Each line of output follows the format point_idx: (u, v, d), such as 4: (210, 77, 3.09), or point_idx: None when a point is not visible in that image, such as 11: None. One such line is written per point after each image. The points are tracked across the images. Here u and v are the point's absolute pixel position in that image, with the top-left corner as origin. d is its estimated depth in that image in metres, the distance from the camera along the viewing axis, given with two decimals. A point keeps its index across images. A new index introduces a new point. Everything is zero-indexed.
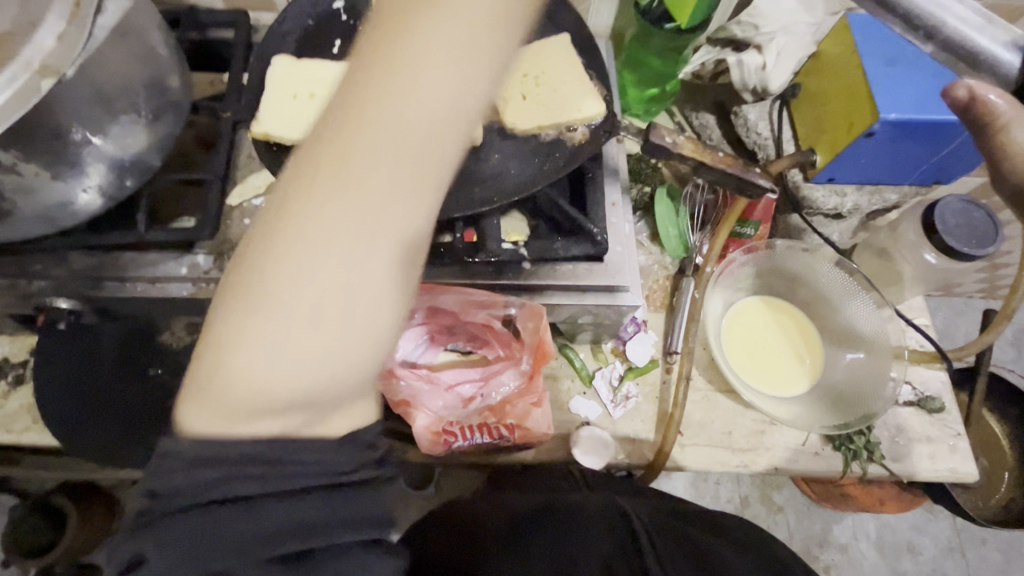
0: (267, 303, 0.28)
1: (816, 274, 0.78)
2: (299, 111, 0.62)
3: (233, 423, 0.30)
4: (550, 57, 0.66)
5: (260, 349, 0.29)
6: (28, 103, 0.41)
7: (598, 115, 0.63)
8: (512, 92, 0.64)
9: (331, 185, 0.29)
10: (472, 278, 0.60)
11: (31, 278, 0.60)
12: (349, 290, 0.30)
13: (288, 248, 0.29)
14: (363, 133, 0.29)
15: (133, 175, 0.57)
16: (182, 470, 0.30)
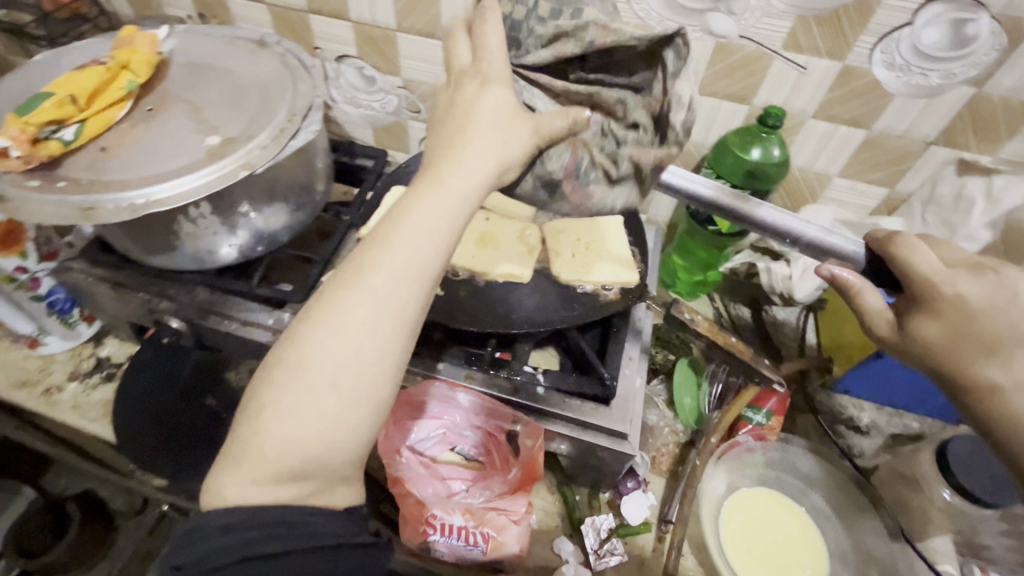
0: (309, 382, 0.42)
1: (823, 479, 0.79)
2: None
3: (260, 483, 0.41)
4: (605, 231, 0.81)
5: (302, 411, 0.42)
6: (226, 183, 0.60)
7: (630, 283, 0.74)
8: (565, 250, 0.79)
9: (347, 313, 0.43)
10: (491, 388, 0.69)
11: (162, 298, 0.77)
12: (358, 378, 0.43)
13: (330, 328, 0.43)
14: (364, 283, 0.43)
15: (264, 243, 0.75)
16: (213, 533, 0.40)
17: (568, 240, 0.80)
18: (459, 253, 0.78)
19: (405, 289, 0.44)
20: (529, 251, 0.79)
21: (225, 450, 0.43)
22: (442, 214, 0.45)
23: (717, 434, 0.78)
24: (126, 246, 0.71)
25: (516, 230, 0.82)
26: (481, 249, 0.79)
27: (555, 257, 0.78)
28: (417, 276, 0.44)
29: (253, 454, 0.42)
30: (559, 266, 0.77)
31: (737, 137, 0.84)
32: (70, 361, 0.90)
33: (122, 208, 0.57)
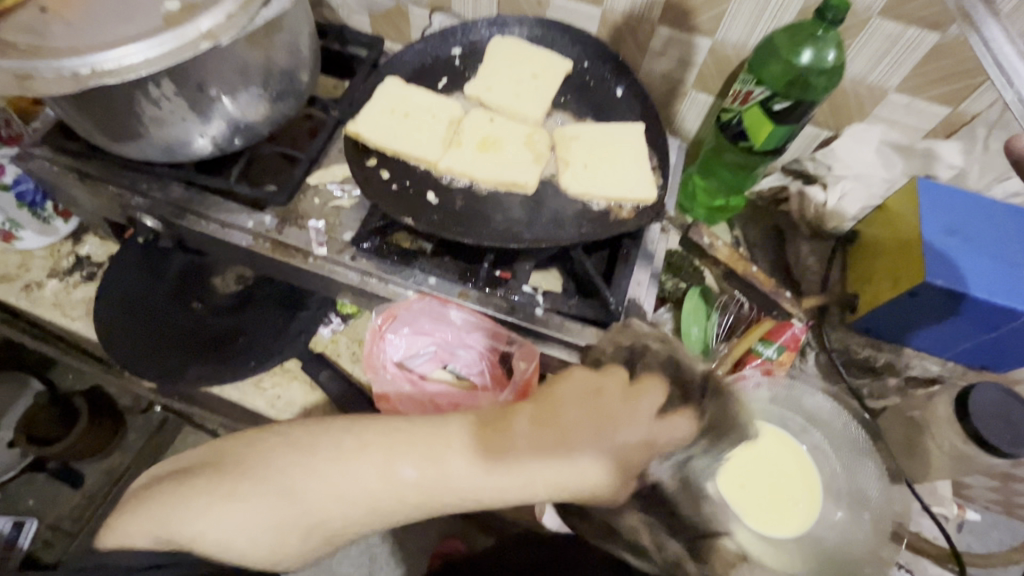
0: (341, 493, 0.49)
1: (830, 421, 0.76)
2: (400, 124, 0.72)
3: (208, 530, 0.50)
4: (623, 139, 0.72)
5: (313, 503, 0.50)
6: (184, 56, 0.51)
7: (646, 200, 0.67)
8: (576, 160, 0.71)
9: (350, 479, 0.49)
10: (486, 307, 0.64)
11: (134, 193, 0.70)
12: (328, 519, 0.49)
13: (329, 455, 0.50)
14: (461, 460, 0.48)
15: (243, 136, 0.68)
16: (114, 567, 0.51)
17: (580, 148, 0.72)
18: (455, 156, 0.71)
19: (341, 510, 0.49)
20: (536, 159, 0.71)
21: (195, 483, 0.52)
22: (459, 498, 0.48)
23: (725, 367, 0.74)
24: (87, 130, 0.63)
25: (522, 134, 0.73)
26: (481, 155, 0.71)
27: (564, 167, 0.70)
28: (482, 499, 0.48)
29: (213, 507, 0.50)
30: (567, 178, 0.69)
31: (787, 35, 0.71)
32: (49, 257, 0.86)
33: (64, 79, 0.49)
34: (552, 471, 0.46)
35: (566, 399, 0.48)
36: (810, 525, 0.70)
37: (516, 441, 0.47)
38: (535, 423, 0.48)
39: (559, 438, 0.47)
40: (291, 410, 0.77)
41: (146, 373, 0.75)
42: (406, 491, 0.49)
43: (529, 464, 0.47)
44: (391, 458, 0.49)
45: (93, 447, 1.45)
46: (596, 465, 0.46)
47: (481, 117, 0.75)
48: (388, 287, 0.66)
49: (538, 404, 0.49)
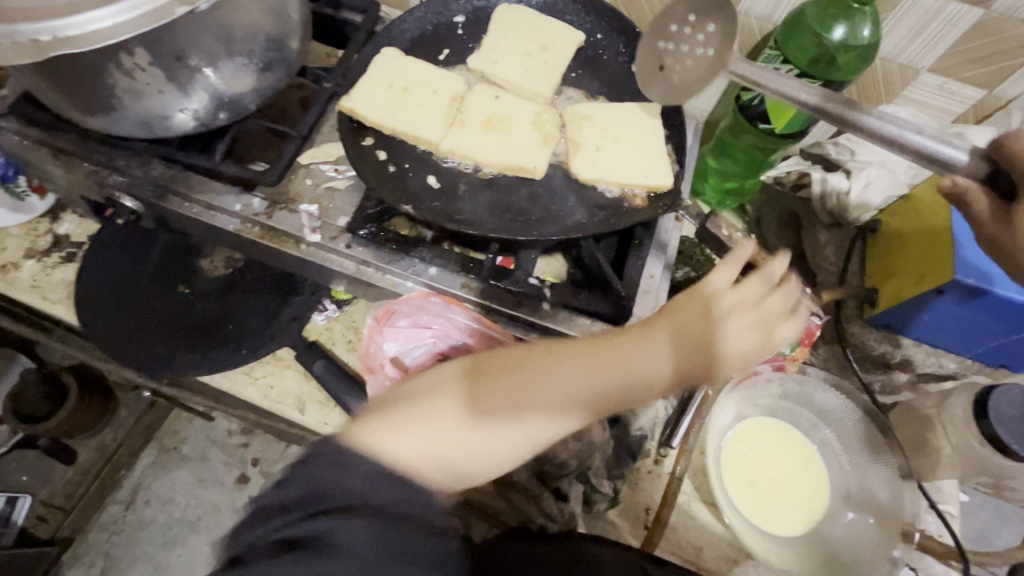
0: (554, 380, 0.51)
1: (841, 418, 0.73)
2: (398, 100, 0.67)
3: (396, 434, 0.45)
4: (635, 122, 0.68)
5: (505, 438, 0.48)
6: (158, 22, 0.45)
7: (661, 186, 0.63)
8: (588, 142, 0.66)
9: (570, 373, 0.51)
10: (490, 301, 0.60)
11: (112, 171, 0.65)
12: (500, 415, 0.49)
13: (501, 376, 0.51)
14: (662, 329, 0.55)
15: (228, 110, 0.62)
16: (359, 472, 0.40)
17: (589, 130, 0.68)
18: (457, 136, 0.66)
19: (568, 370, 0.51)
20: (544, 141, 0.66)
21: (369, 409, 0.49)
22: (654, 332, 0.54)
23: (735, 364, 0.70)
24: (56, 102, 0.58)
25: (529, 113, 0.69)
26: (485, 135, 0.66)
27: (575, 149, 0.66)
28: (644, 385, 0.53)
29: (410, 427, 0.46)
30: (577, 162, 0.65)
31: (819, 8, 0.64)
32: (25, 237, 0.81)
33: (22, 46, 0.43)
34: (727, 342, 0.54)
35: (720, 291, 0.57)
36: (815, 522, 0.69)
37: (668, 330, 0.54)
38: (714, 291, 0.57)
39: (756, 314, 0.56)
40: (283, 401, 0.73)
41: (130, 361, 0.72)
42: (591, 384, 0.51)
43: (726, 299, 0.57)
44: (619, 350, 0.53)
45: (81, 424, 1.42)
46: (768, 281, 0.58)
47: (485, 94, 0.70)
48: (385, 277, 0.62)
49: (710, 295, 0.57)
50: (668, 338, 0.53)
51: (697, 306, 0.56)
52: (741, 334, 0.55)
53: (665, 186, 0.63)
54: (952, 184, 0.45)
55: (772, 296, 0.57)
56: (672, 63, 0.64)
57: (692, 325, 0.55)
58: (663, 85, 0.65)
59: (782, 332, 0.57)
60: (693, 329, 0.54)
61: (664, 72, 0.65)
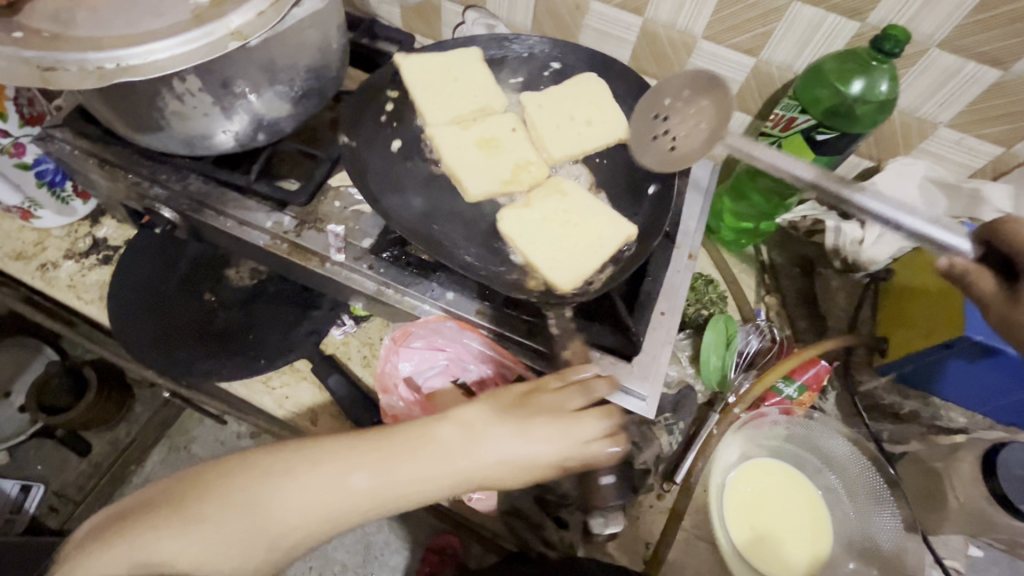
0: (307, 475, 0.50)
1: (847, 464, 0.73)
2: (439, 92, 0.72)
3: (152, 554, 0.47)
4: (592, 212, 0.68)
5: (267, 518, 0.50)
6: (213, 55, 0.49)
7: (556, 285, 0.63)
8: (535, 212, 0.68)
9: (387, 468, 0.51)
10: (503, 328, 0.62)
11: (153, 184, 0.69)
12: (286, 518, 0.50)
13: (315, 474, 0.50)
14: (458, 431, 0.53)
15: (266, 132, 0.66)
16: None
17: (550, 204, 0.69)
18: (450, 131, 0.72)
19: (343, 474, 0.50)
20: (505, 183, 0.70)
21: (166, 510, 0.49)
22: (444, 452, 0.52)
23: (743, 405, 0.71)
24: (109, 119, 0.62)
25: (526, 158, 0.72)
26: (481, 157, 0.71)
27: (515, 209, 0.68)
28: (444, 483, 0.52)
29: (172, 538, 0.48)
30: (505, 227, 0.67)
31: (837, 62, 0.67)
32: (66, 238, 0.85)
33: (88, 73, 0.47)
34: (535, 446, 0.53)
35: (542, 389, 0.56)
36: (820, 569, 0.69)
37: (485, 421, 0.54)
38: (535, 411, 0.55)
39: (579, 439, 0.54)
40: (298, 410, 0.77)
41: (153, 364, 0.75)
42: (401, 491, 0.51)
43: (564, 407, 0.55)
44: (412, 454, 0.52)
45: (97, 418, 1.46)
46: (585, 394, 0.56)
47: (509, 124, 0.74)
48: (404, 299, 0.65)
49: (529, 405, 0.55)
50: (500, 429, 0.54)
51: (526, 410, 0.55)
52: (535, 443, 0.53)
53: (564, 290, 0.62)
54: (950, 265, 0.51)
55: (590, 413, 0.55)
56: (666, 133, 0.70)
57: (528, 432, 0.53)
58: (658, 152, 0.71)
59: (595, 447, 0.54)
60: (534, 420, 0.54)
61: (657, 139, 0.71)
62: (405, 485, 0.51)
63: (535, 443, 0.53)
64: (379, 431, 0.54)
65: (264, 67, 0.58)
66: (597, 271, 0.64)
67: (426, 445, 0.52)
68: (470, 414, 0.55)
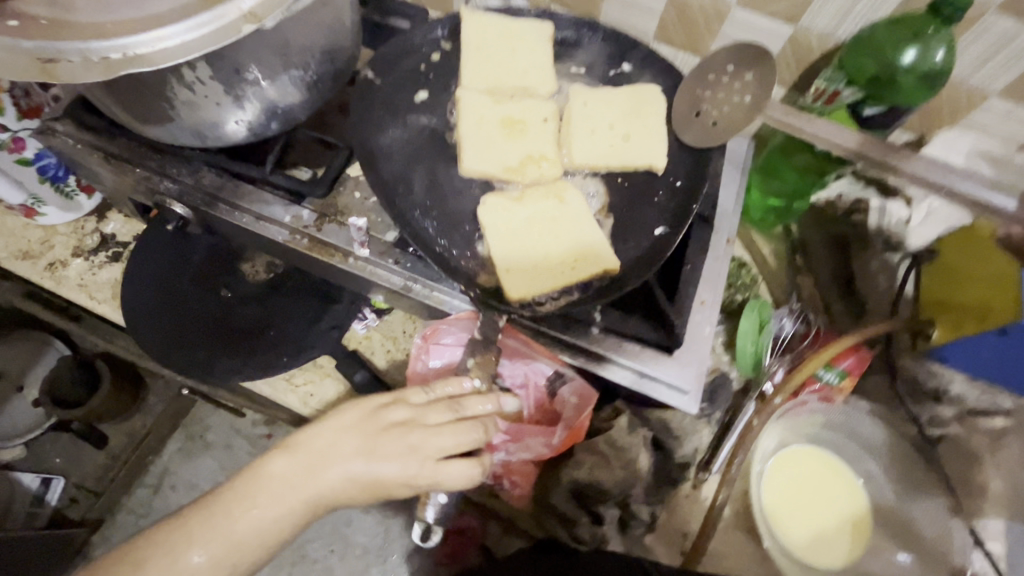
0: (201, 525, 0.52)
1: (889, 452, 0.71)
2: (487, 64, 0.70)
3: None
4: (585, 224, 0.63)
5: None
6: (225, 40, 0.45)
7: (510, 290, 0.60)
8: (519, 212, 0.64)
9: (243, 513, 0.53)
10: (538, 322, 0.59)
11: (162, 178, 0.66)
12: None
13: (168, 546, 0.51)
14: (291, 461, 0.55)
15: (280, 120, 0.62)
16: None
17: (548, 204, 0.65)
18: (476, 99, 0.69)
19: (213, 524, 0.52)
20: (505, 167, 0.67)
21: None
22: (291, 481, 0.54)
23: (783, 395, 0.69)
24: (113, 110, 0.58)
25: (552, 143, 0.69)
26: (497, 134, 0.68)
27: (501, 202, 0.65)
28: (300, 509, 0.54)
29: None
30: (481, 213, 0.64)
31: (889, 29, 0.61)
32: (73, 235, 0.82)
33: (93, 63, 0.43)
34: (384, 468, 0.55)
35: (398, 403, 0.58)
36: (868, 547, 0.68)
37: (331, 448, 0.56)
38: (360, 414, 0.57)
39: (432, 456, 0.55)
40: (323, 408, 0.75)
41: (172, 364, 0.73)
42: (266, 527, 0.53)
43: (380, 417, 0.57)
44: (258, 492, 0.53)
45: (112, 411, 1.45)
46: (425, 402, 0.58)
47: (545, 112, 0.70)
48: (433, 294, 0.63)
49: (367, 420, 0.57)
50: (352, 457, 0.55)
51: (377, 432, 0.56)
52: (389, 465, 0.55)
53: (512, 297, 0.59)
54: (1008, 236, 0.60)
55: (430, 423, 0.57)
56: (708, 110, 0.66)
57: (382, 456, 0.55)
58: (699, 130, 0.67)
59: (454, 463, 0.56)
60: (384, 447, 0.55)
61: (699, 117, 0.66)
62: (253, 526, 0.52)
63: (386, 459, 0.55)
64: (230, 481, 0.55)
65: (278, 50, 0.54)
66: (559, 289, 0.60)
67: (277, 481, 0.54)
68: (320, 439, 0.56)
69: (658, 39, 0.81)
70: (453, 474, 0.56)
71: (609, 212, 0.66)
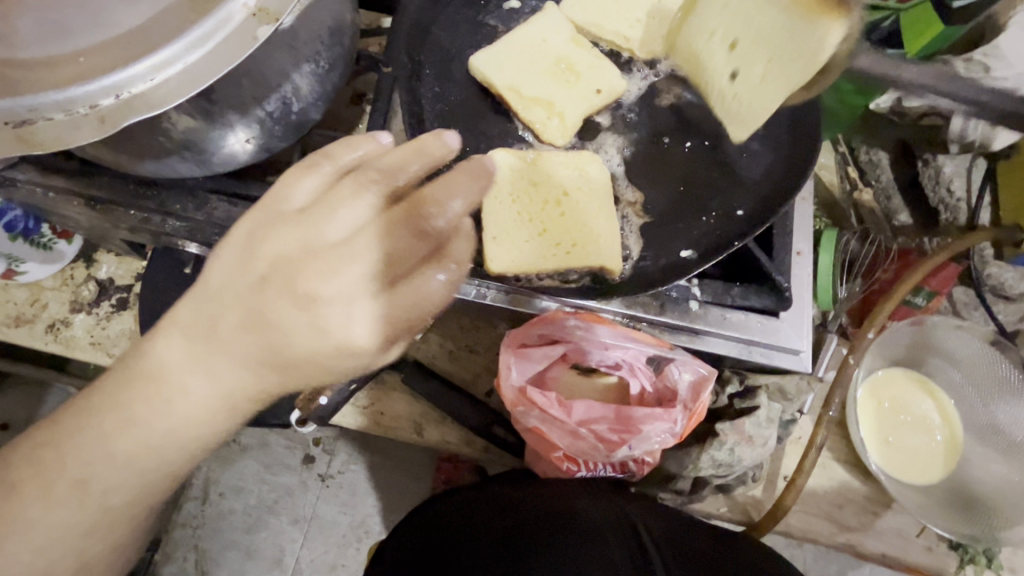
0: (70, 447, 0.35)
1: (978, 364, 0.70)
2: (598, 8, 0.60)
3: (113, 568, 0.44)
4: (602, 209, 0.54)
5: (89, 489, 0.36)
6: (244, 53, 0.34)
7: (492, 260, 0.53)
8: (527, 177, 0.55)
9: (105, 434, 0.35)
10: (634, 310, 0.53)
11: (165, 217, 0.56)
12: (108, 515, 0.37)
13: (67, 458, 0.36)
14: (177, 343, 0.34)
15: (291, 127, 0.51)
16: None
17: (560, 175, 0.55)
18: (547, 33, 0.60)
19: (105, 430, 0.35)
20: (521, 97, 0.57)
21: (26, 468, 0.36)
22: (174, 375, 0.34)
23: (873, 329, 0.67)
24: (92, 153, 0.47)
25: (585, 105, 0.57)
26: (538, 65, 0.58)
27: (512, 167, 0.55)
28: (212, 418, 0.34)
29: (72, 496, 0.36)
30: (487, 169, 0.54)
31: None
32: (64, 288, 0.71)
33: (82, 117, 0.33)
34: (293, 327, 0.32)
35: (279, 219, 0.35)
36: (961, 455, 0.69)
37: (202, 309, 0.34)
38: (242, 250, 0.34)
39: (373, 284, 0.33)
40: (398, 425, 0.68)
41: None
42: (170, 433, 0.35)
43: (268, 246, 0.34)
44: (136, 402, 0.34)
45: None
46: (344, 197, 0.35)
47: (604, 83, 0.57)
48: (508, 298, 0.53)
49: (250, 255, 0.34)
50: (234, 313, 0.33)
51: (273, 277, 0.33)
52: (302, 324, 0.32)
53: (494, 270, 0.52)
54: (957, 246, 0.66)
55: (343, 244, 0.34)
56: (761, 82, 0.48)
57: (284, 288, 0.33)
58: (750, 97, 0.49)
59: (420, 281, 0.34)
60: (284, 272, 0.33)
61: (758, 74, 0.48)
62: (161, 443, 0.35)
63: (300, 302, 0.32)
64: (98, 380, 0.36)
65: (286, 43, 0.43)
66: (546, 272, 0.54)
67: (156, 383, 0.34)
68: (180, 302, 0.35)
69: None
70: (405, 317, 0.33)
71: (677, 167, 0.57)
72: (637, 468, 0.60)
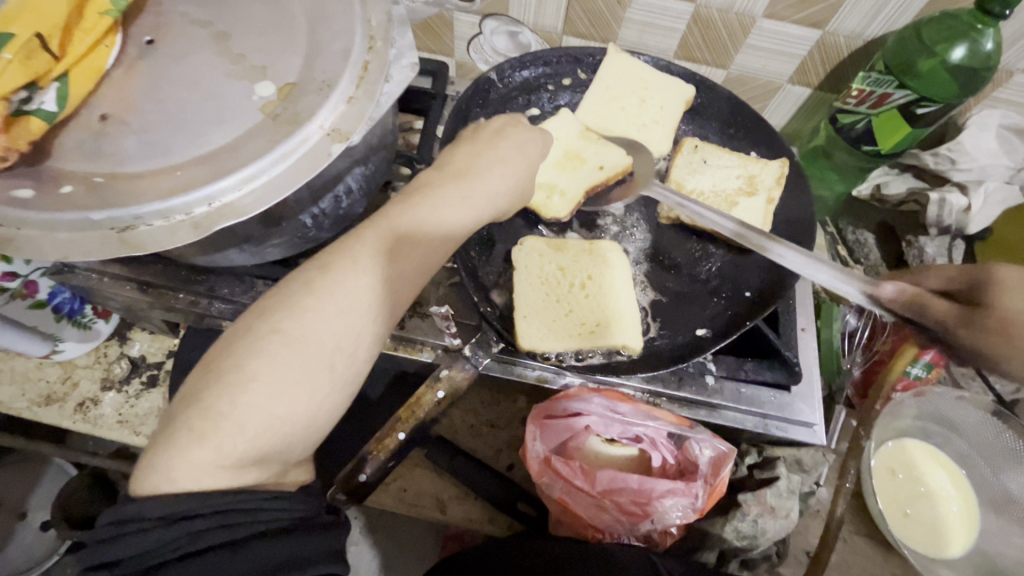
0: (280, 350, 0.37)
1: (985, 434, 0.72)
2: (610, 111, 0.70)
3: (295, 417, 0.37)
4: (622, 292, 0.58)
5: (394, 243, 0.42)
6: (318, 166, 0.40)
7: (525, 337, 0.56)
8: (549, 262, 0.61)
9: (344, 290, 0.39)
10: (653, 385, 0.57)
11: (212, 299, 0.60)
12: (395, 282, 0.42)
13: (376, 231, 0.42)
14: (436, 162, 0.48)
15: (338, 220, 0.56)
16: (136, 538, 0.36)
17: (584, 262, 0.61)
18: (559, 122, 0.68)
19: (418, 194, 0.45)
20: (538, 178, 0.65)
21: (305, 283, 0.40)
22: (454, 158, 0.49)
23: (881, 399, 0.70)
24: None
25: (591, 177, 0.65)
26: (550, 158, 0.66)
27: (539, 253, 0.61)
28: (477, 141, 0.51)
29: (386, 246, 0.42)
30: (519, 253, 0.60)
31: (935, 27, 0.63)
32: (96, 366, 0.74)
33: (179, 224, 0.38)
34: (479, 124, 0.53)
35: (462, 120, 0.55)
36: (978, 528, 0.70)
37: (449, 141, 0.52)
38: (435, 179, 0.46)
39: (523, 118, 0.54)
40: (422, 502, 0.68)
41: None
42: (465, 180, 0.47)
43: (459, 183, 0.46)
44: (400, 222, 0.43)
45: None
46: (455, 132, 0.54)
47: (608, 162, 0.66)
48: (534, 373, 0.58)
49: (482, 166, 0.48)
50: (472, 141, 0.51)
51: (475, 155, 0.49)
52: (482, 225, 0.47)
53: (523, 345, 0.56)
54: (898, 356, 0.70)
55: (534, 143, 0.52)
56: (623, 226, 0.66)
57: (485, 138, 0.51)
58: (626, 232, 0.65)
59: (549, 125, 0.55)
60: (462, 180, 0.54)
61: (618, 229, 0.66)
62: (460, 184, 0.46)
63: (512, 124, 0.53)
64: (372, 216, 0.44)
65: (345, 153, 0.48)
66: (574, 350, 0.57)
67: (382, 236, 0.42)
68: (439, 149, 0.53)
69: (679, 56, 0.78)
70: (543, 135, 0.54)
71: (682, 253, 0.64)
72: (662, 539, 0.59)
